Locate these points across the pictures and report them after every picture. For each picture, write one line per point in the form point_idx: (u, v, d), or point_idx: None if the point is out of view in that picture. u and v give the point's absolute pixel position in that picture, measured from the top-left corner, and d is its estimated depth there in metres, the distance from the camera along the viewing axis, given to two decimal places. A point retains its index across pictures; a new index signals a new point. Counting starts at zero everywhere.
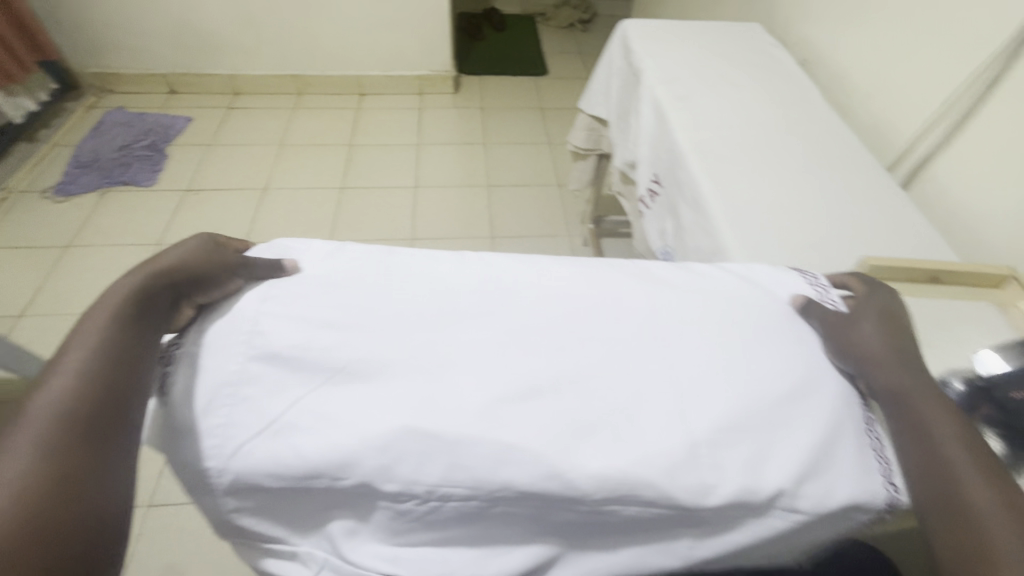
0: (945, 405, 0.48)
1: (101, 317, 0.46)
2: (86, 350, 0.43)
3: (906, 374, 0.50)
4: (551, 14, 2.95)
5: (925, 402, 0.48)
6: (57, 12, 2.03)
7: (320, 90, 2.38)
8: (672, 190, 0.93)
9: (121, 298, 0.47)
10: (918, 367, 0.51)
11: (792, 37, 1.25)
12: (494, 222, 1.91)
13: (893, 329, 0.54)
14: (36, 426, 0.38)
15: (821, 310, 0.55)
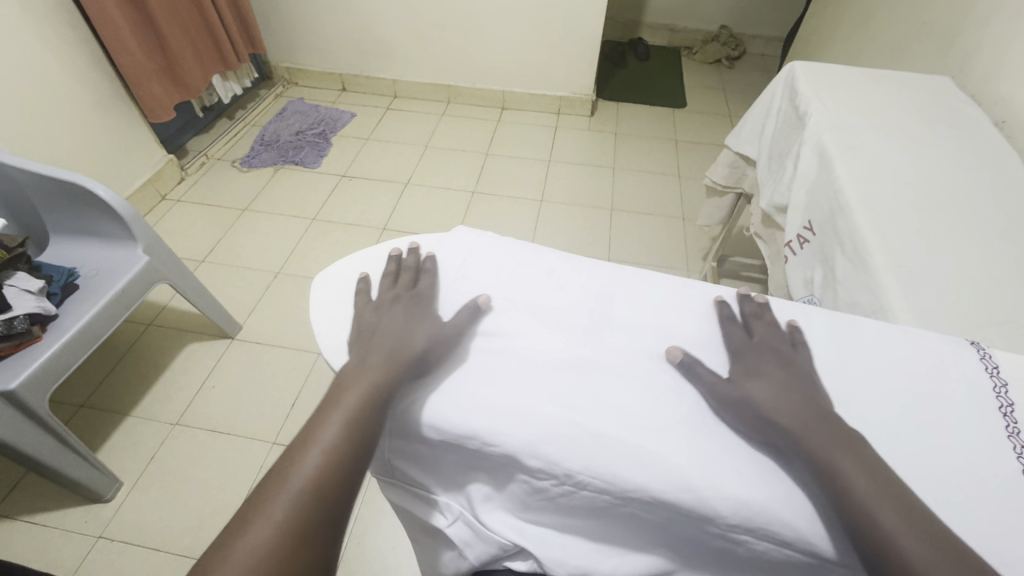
0: (872, 468, 0.42)
1: (359, 390, 0.47)
2: (340, 420, 0.46)
3: (822, 437, 0.44)
4: (697, 48, 2.92)
5: (852, 471, 0.41)
6: (269, 16, 2.41)
7: (467, 100, 2.57)
8: (827, 239, 0.89)
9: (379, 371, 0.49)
10: (833, 422, 0.45)
11: (986, 95, 1.12)
12: (613, 245, 1.92)
13: (790, 376, 0.49)
14: (295, 499, 0.41)
15: (695, 369, 0.50)
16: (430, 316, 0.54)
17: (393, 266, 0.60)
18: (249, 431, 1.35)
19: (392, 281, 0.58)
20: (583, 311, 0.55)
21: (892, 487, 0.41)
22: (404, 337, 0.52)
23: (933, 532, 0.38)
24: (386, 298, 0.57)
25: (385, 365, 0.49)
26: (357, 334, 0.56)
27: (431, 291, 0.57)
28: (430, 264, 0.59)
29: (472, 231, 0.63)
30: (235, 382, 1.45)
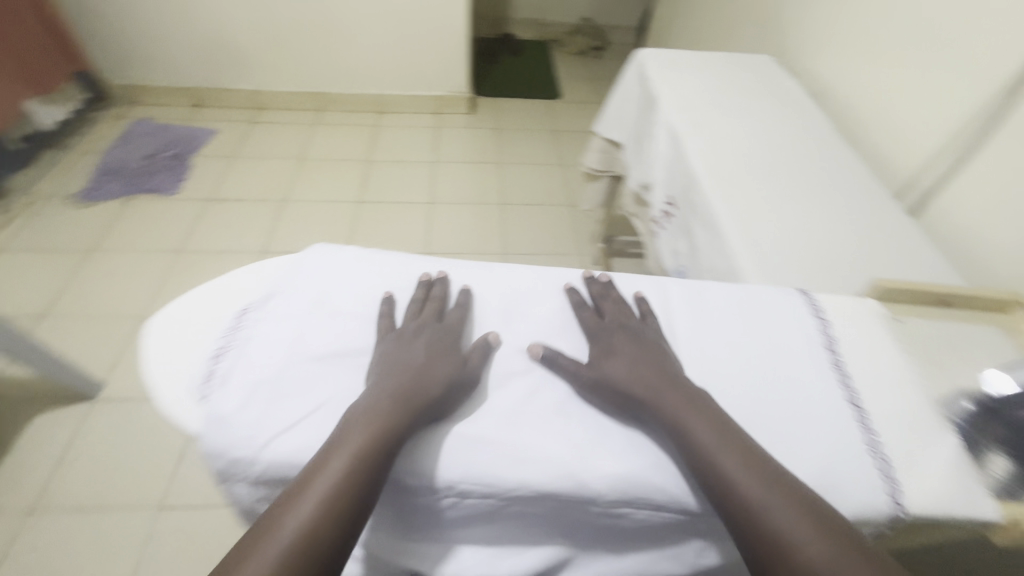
0: (718, 421, 0.46)
1: (366, 428, 0.43)
2: (339, 461, 0.41)
3: (671, 402, 0.47)
4: (564, 41, 3.03)
5: (700, 429, 0.45)
6: (91, 28, 2.12)
7: (339, 107, 2.45)
8: (686, 212, 0.96)
9: (392, 409, 0.45)
10: (679, 385, 0.48)
11: (802, 69, 1.27)
12: (508, 239, 1.94)
13: (641, 349, 0.51)
14: (282, 552, 0.38)
15: (559, 360, 0.50)
16: (449, 353, 0.50)
17: (423, 293, 0.55)
18: (127, 499, 1.19)
19: (416, 310, 0.53)
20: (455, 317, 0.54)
21: (734, 434, 0.45)
22: (423, 372, 0.48)
23: (771, 470, 0.43)
24: (410, 328, 0.51)
25: (399, 407, 0.45)
26: (201, 380, 0.50)
27: (460, 326, 0.53)
28: (465, 297, 0.55)
29: (330, 247, 0.60)
30: (103, 447, 1.27)
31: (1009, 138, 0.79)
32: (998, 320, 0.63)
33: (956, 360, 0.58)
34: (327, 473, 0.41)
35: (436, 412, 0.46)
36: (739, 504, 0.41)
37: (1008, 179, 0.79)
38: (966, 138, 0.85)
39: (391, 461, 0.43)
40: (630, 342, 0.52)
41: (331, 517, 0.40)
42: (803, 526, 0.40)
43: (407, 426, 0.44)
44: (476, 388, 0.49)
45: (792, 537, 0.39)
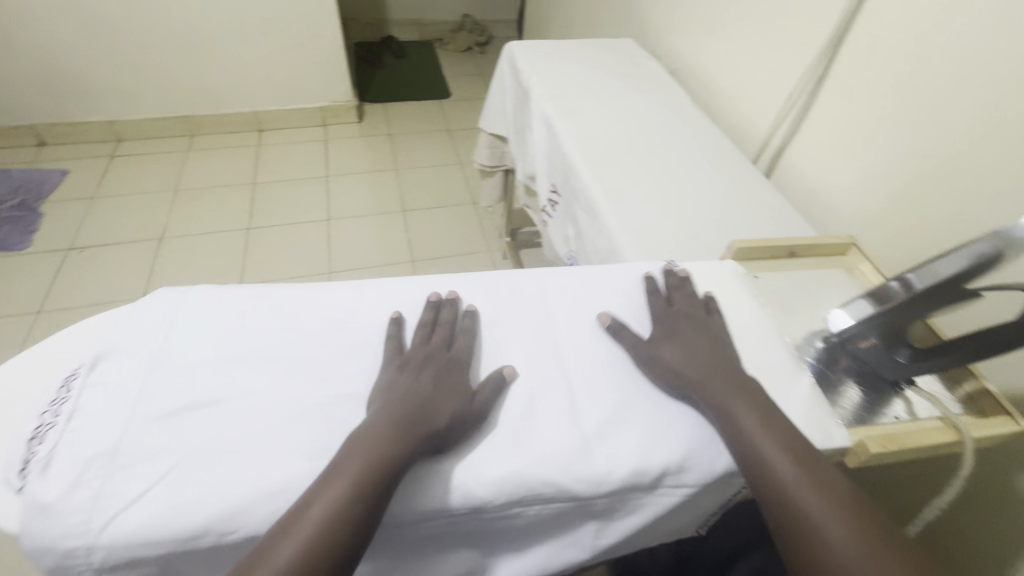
0: (765, 408, 0.47)
1: (387, 451, 0.42)
2: (353, 487, 0.40)
3: (714, 387, 0.48)
4: (448, 38, 3.00)
5: (746, 414, 0.46)
6: None
7: (214, 129, 2.27)
8: (569, 199, 0.98)
9: (414, 435, 0.43)
10: (731, 371, 0.50)
11: (662, 49, 1.34)
12: (415, 246, 1.90)
13: (688, 337, 0.52)
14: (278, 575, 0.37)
15: (622, 332, 0.54)
16: (459, 386, 0.48)
17: (431, 316, 0.53)
18: None
19: (425, 337, 0.51)
20: (318, 345, 0.50)
21: (782, 423, 0.46)
22: (439, 403, 0.46)
23: (816, 459, 0.44)
24: (416, 355, 0.50)
25: (405, 432, 0.43)
26: (21, 468, 0.44)
27: (466, 357, 0.51)
28: (471, 321, 0.53)
29: (171, 290, 0.54)
30: None
31: (832, 98, 0.88)
32: (840, 262, 0.69)
33: (808, 304, 0.63)
34: (332, 493, 0.40)
35: (437, 442, 0.45)
36: (777, 488, 0.43)
37: (836, 135, 0.88)
38: (800, 101, 0.93)
39: (388, 492, 0.41)
40: (670, 328, 0.54)
41: (332, 537, 0.38)
42: (834, 514, 0.41)
43: (410, 451, 0.43)
44: (485, 420, 0.47)
45: (820, 521, 0.40)
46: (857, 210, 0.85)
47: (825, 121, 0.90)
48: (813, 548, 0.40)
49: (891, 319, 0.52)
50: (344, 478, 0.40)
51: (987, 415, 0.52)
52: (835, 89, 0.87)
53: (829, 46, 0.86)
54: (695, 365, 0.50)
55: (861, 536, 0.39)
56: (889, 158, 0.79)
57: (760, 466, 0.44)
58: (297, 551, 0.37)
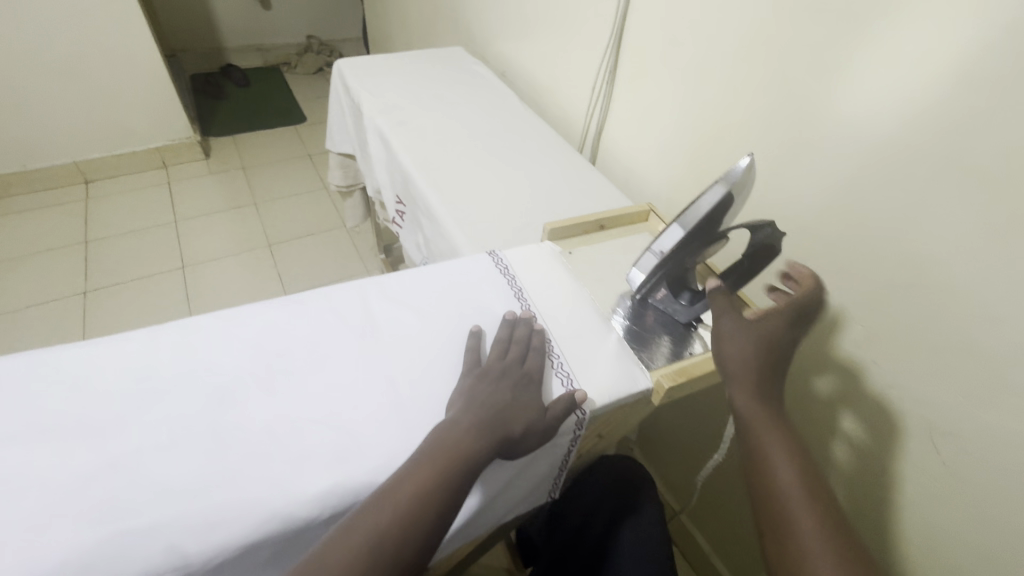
0: (803, 453, 0.46)
1: (469, 456, 0.45)
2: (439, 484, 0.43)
3: (743, 404, 0.49)
4: (295, 62, 2.89)
5: (769, 438, 0.47)
6: None
7: (26, 187, 1.98)
8: (412, 207, 1.00)
9: (494, 442, 0.46)
10: (767, 388, 0.50)
11: (490, 53, 1.40)
12: (286, 279, 1.81)
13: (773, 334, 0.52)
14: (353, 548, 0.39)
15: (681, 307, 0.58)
16: (530, 397, 0.51)
17: (507, 333, 0.56)
18: None
19: (502, 352, 0.54)
20: (110, 403, 0.47)
21: (817, 478, 0.45)
22: (515, 411, 0.49)
23: (830, 497, 0.44)
24: (493, 367, 0.52)
25: (487, 437, 0.46)
26: None
27: (537, 371, 0.53)
28: (541, 339, 0.56)
29: None
30: None
31: (627, 84, 0.98)
32: (644, 228, 0.78)
33: (618, 270, 0.70)
34: (410, 490, 0.42)
35: (506, 449, 0.47)
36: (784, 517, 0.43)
37: (636, 116, 0.98)
38: (603, 91, 1.03)
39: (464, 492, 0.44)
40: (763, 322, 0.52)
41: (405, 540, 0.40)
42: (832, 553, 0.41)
43: (487, 456, 0.46)
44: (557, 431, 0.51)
45: (814, 554, 0.41)
46: (664, 180, 0.96)
47: (625, 106, 1.00)
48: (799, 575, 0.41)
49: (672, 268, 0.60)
50: (424, 482, 0.42)
51: None
52: (627, 77, 0.97)
53: (616, 39, 0.96)
54: (743, 375, 0.50)
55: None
56: (676, 132, 0.90)
57: (772, 492, 0.45)
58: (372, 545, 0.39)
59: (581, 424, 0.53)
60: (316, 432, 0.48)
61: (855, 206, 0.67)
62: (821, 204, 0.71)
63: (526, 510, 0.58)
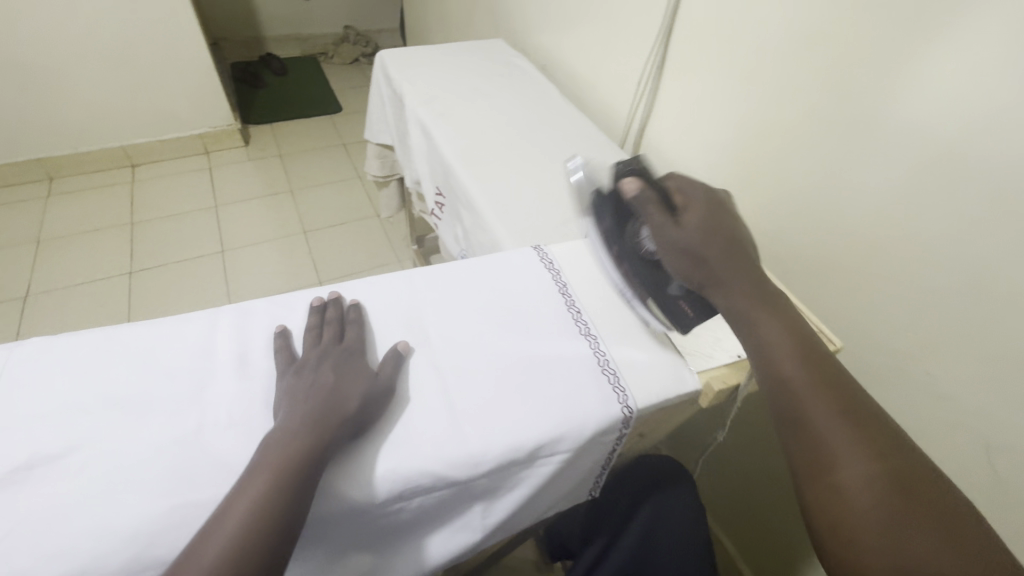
0: (832, 378, 0.44)
1: (305, 432, 0.43)
2: (284, 457, 0.41)
3: (738, 303, 0.49)
4: (332, 52, 2.93)
5: (772, 334, 0.47)
6: None
7: (77, 170, 2.07)
8: (452, 199, 1.00)
9: (329, 416, 0.45)
10: (760, 285, 0.50)
11: (530, 46, 1.40)
12: (320, 266, 1.84)
13: (721, 227, 0.52)
14: (250, 499, 0.39)
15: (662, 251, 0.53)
16: (360, 371, 0.49)
17: (317, 318, 0.54)
18: None
19: (314, 338, 0.52)
20: (173, 381, 0.48)
21: (848, 404, 0.43)
22: (339, 391, 0.47)
23: (845, 383, 0.44)
24: (310, 356, 0.50)
25: (317, 417, 0.44)
26: None
27: (360, 345, 0.52)
28: (355, 312, 0.55)
29: None
30: None
31: (674, 80, 0.96)
32: None
33: None
34: (248, 497, 0.40)
35: (354, 424, 0.46)
36: (802, 407, 0.43)
37: (683, 113, 0.96)
38: (649, 86, 1.01)
39: (317, 466, 0.42)
40: (705, 214, 0.52)
41: (254, 537, 0.38)
42: (856, 438, 0.41)
43: (330, 432, 0.44)
44: (548, 423, 0.50)
45: (837, 439, 0.41)
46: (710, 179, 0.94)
47: (672, 102, 0.98)
48: (822, 460, 0.41)
49: (625, 243, 0.58)
50: (262, 479, 0.40)
51: None
52: (674, 72, 0.95)
53: (664, 33, 0.94)
54: (727, 273, 0.50)
55: (875, 455, 0.40)
56: (725, 129, 0.88)
57: (789, 386, 0.44)
58: (219, 556, 0.37)
59: (627, 422, 0.52)
60: None
61: (915, 210, 0.65)
62: (879, 207, 0.68)
63: (566, 503, 0.58)
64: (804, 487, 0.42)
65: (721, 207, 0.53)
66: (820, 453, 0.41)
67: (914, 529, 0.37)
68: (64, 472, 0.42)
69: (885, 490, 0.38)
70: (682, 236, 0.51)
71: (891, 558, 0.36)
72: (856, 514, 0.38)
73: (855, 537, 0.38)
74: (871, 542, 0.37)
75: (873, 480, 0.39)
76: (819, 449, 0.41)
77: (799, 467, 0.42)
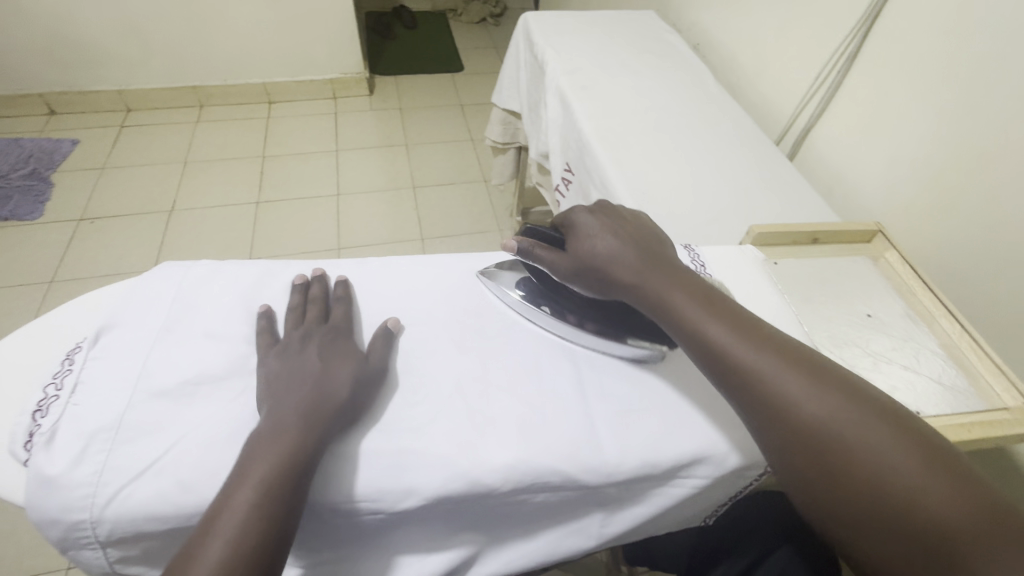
0: (740, 325, 0.43)
1: (292, 421, 0.41)
2: (274, 448, 0.39)
3: (660, 288, 0.46)
4: (461, 9, 2.91)
5: (696, 312, 0.44)
6: None
7: (223, 100, 2.24)
8: (582, 177, 0.95)
9: (312, 404, 0.42)
10: (668, 268, 0.48)
11: (683, 22, 1.28)
12: (424, 224, 1.88)
13: (622, 222, 0.51)
14: (247, 492, 0.37)
15: (593, 280, 0.49)
16: (343, 352, 0.47)
17: (300, 297, 0.51)
18: (30, 568, 1.07)
19: (298, 316, 0.49)
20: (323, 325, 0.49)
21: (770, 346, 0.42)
22: (318, 377, 0.44)
23: (773, 339, 0.42)
24: (294, 337, 0.47)
25: (308, 409, 0.42)
26: (24, 441, 0.41)
27: (346, 323, 0.49)
28: (343, 289, 0.52)
29: (174, 264, 0.52)
30: None
31: (863, 78, 0.84)
32: (864, 250, 0.67)
33: (831, 294, 0.61)
34: (248, 486, 0.38)
35: (348, 415, 0.43)
36: (755, 381, 0.40)
37: (866, 117, 0.84)
38: (830, 82, 0.89)
39: (314, 458, 0.40)
40: (602, 219, 0.52)
41: (262, 527, 0.37)
42: (811, 391, 0.39)
43: (324, 425, 0.42)
44: (688, 445, 0.45)
45: (803, 410, 0.38)
46: (885, 195, 0.82)
47: (855, 103, 0.86)
48: (811, 450, 0.38)
49: (560, 301, 0.52)
50: (260, 470, 0.38)
51: (1009, 405, 0.51)
52: (869, 66, 0.83)
53: (865, 23, 0.82)
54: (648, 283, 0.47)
55: (835, 405, 0.38)
56: (920, 140, 0.76)
57: (734, 364, 0.41)
58: (224, 557, 0.35)
59: None
60: (503, 400, 0.46)
61: None
62: None
63: (680, 526, 0.54)
64: (787, 468, 0.39)
65: (610, 211, 0.53)
66: (793, 431, 0.38)
67: (899, 466, 0.35)
68: (227, 394, 0.44)
69: (865, 435, 0.37)
70: (583, 258, 0.49)
71: (920, 498, 0.34)
72: (847, 479, 0.36)
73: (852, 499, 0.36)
74: (870, 505, 0.35)
75: (845, 428, 0.37)
76: (791, 421, 0.39)
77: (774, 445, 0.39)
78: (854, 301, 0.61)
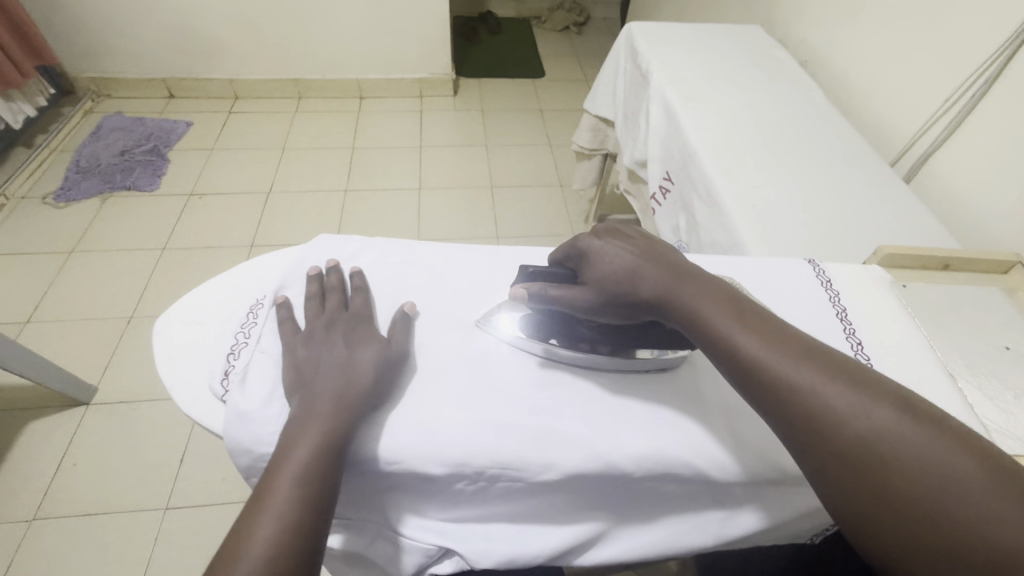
0: (766, 327, 0.41)
1: (325, 405, 0.43)
2: (310, 435, 0.41)
3: (685, 296, 0.43)
4: (545, 17, 2.97)
5: (719, 313, 0.42)
6: (67, 22, 2.04)
7: (319, 93, 2.38)
8: (684, 186, 0.97)
9: (339, 391, 0.44)
10: (684, 270, 0.45)
11: (790, 37, 1.26)
12: (500, 222, 1.92)
13: (630, 236, 0.49)
14: (287, 477, 0.40)
15: (601, 305, 0.46)
16: (371, 337, 0.48)
17: (317, 287, 0.52)
18: (136, 504, 1.18)
19: (320, 305, 0.51)
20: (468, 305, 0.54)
21: (794, 344, 0.39)
22: (347, 364, 0.46)
23: (801, 340, 0.40)
24: (316, 325, 0.49)
25: (336, 396, 0.44)
26: (220, 378, 0.48)
27: (367, 310, 0.51)
28: (360, 280, 0.53)
29: (333, 237, 0.58)
30: (104, 457, 1.25)
31: (1002, 105, 0.80)
32: (999, 281, 0.64)
33: (964, 322, 0.59)
34: (289, 469, 0.40)
35: (376, 399, 0.45)
36: (813, 411, 0.36)
37: (999, 145, 0.80)
38: (959, 108, 0.86)
39: (345, 441, 0.42)
40: (609, 235, 0.49)
41: (307, 511, 0.39)
42: (850, 398, 0.36)
43: (352, 414, 0.43)
44: None
45: (840, 416, 0.35)
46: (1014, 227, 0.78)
47: (988, 131, 0.82)
48: (846, 455, 0.34)
49: (571, 328, 0.49)
50: (290, 470, 0.40)
51: None
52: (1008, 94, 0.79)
53: (1007, 50, 0.78)
54: (661, 277, 0.44)
55: (873, 407, 0.35)
56: None
57: (775, 376, 0.38)
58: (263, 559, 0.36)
59: None
60: (634, 391, 0.49)
61: None
62: None
63: (792, 539, 0.54)
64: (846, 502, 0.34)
65: (614, 228, 0.50)
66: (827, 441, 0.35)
67: (949, 476, 0.32)
68: None
69: (919, 448, 0.33)
70: (599, 278, 0.46)
71: (978, 510, 0.31)
72: (911, 509, 0.32)
73: (913, 524, 0.32)
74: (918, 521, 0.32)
75: (899, 442, 0.33)
76: (828, 433, 0.35)
77: (818, 471, 0.36)
78: (991, 332, 0.59)
